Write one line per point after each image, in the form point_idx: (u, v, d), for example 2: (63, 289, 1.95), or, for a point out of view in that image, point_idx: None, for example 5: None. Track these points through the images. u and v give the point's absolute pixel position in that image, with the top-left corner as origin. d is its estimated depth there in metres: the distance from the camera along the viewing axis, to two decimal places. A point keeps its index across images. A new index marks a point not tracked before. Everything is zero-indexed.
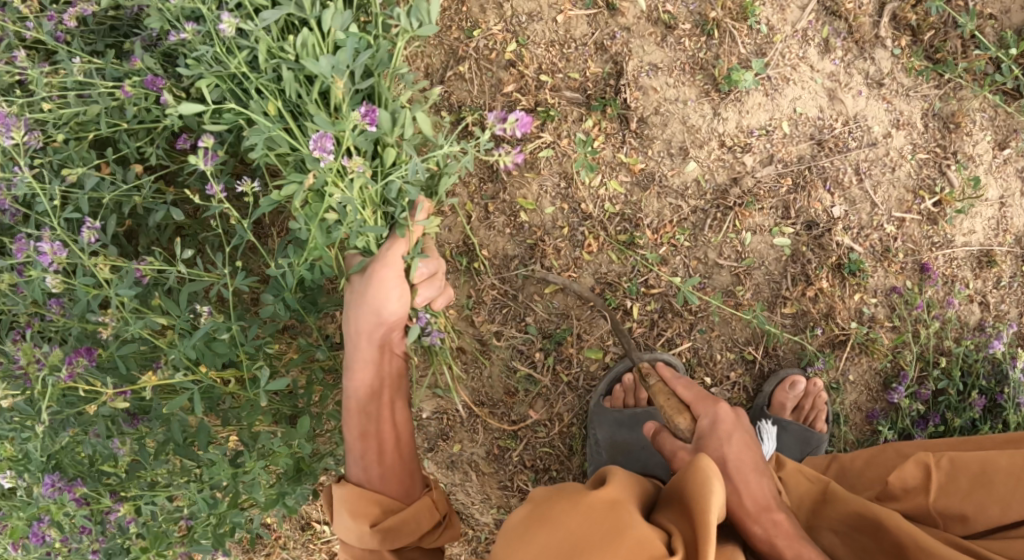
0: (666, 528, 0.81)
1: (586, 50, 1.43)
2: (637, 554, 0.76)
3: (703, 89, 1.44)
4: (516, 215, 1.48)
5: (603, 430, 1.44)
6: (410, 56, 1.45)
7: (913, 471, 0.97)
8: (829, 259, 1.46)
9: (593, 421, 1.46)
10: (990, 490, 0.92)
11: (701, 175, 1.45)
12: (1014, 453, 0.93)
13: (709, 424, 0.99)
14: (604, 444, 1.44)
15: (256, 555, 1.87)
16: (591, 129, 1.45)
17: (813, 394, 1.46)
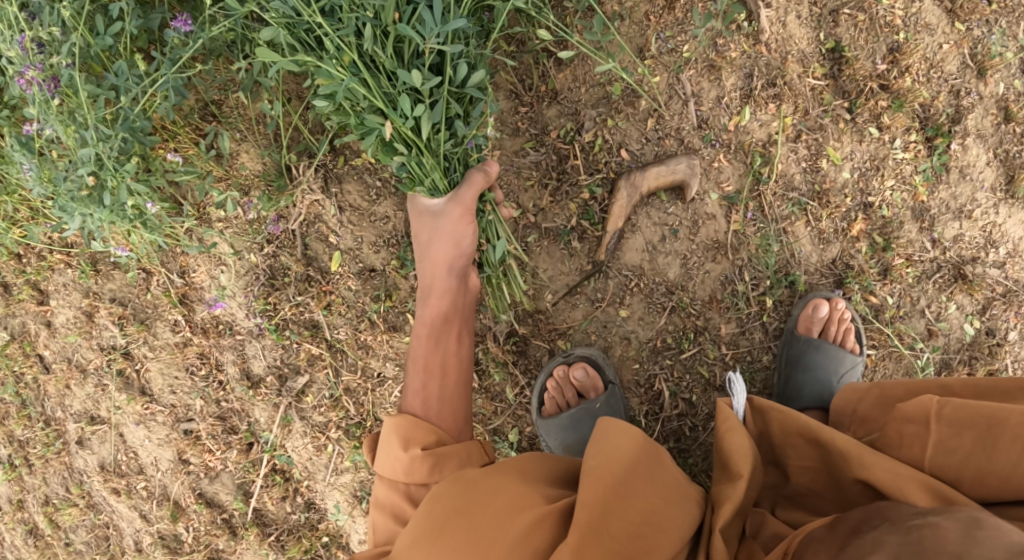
0: (602, 447, 1.08)
1: (943, 85, 1.60)
2: (606, 448, 1.08)
3: (998, 182, 1.60)
4: (818, 158, 1.54)
5: (848, 362, 1.49)
6: None
7: (916, 411, 1.05)
8: (989, 366, 1.59)
9: (837, 353, 1.49)
10: (981, 451, 1.00)
11: (956, 236, 1.59)
12: (943, 401, 1.03)
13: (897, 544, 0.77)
14: (843, 375, 1.49)
15: (279, 297, 1.61)
16: (909, 143, 1.57)
17: (837, 319, 1.49)
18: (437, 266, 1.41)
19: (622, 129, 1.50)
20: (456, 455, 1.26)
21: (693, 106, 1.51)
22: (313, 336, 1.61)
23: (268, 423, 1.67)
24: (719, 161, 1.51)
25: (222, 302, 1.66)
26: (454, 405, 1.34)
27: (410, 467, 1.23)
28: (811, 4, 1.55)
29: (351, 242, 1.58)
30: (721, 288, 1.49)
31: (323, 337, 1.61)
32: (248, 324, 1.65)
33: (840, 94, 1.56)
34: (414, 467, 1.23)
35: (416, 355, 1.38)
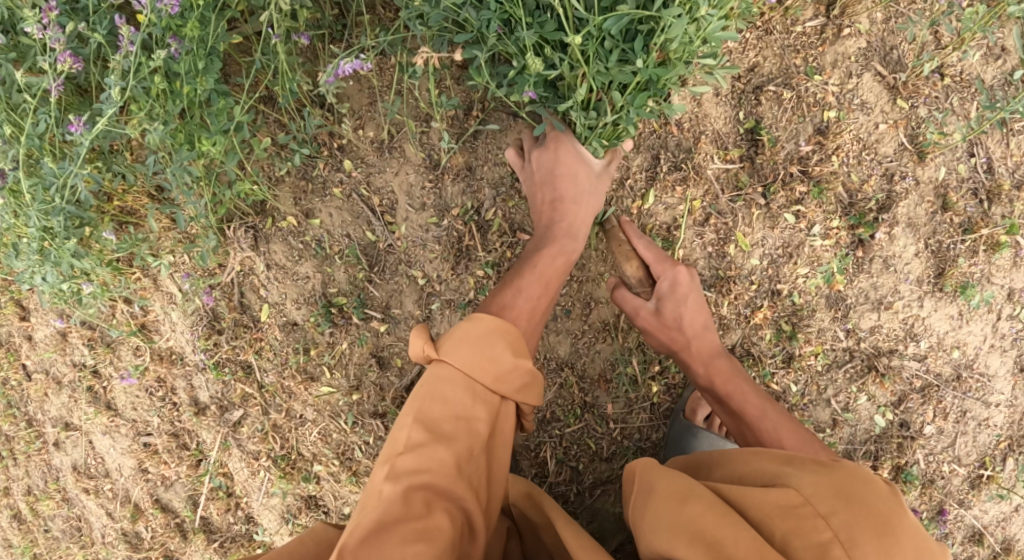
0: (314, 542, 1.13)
1: (876, 167, 1.53)
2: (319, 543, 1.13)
3: (927, 274, 1.55)
4: (725, 243, 1.52)
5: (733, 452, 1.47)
6: (749, 47, 1.52)
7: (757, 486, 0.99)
8: (898, 460, 1.60)
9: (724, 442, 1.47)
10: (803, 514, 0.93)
11: (873, 327, 1.56)
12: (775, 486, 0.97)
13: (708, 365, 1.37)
14: None
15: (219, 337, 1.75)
16: (829, 229, 1.52)
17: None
18: (579, 202, 1.44)
19: (523, 210, 1.55)
20: (458, 456, 1.06)
21: (595, 187, 1.52)
22: (246, 377, 1.75)
23: (212, 444, 1.84)
24: (617, 242, 1.52)
25: (174, 335, 1.82)
26: (455, 478, 1.06)
27: (501, 371, 1.12)
28: (732, 81, 1.52)
29: (277, 297, 1.68)
30: (610, 368, 1.53)
31: (255, 379, 1.74)
32: (195, 358, 1.81)
33: (756, 176, 1.51)
34: (450, 381, 1.10)
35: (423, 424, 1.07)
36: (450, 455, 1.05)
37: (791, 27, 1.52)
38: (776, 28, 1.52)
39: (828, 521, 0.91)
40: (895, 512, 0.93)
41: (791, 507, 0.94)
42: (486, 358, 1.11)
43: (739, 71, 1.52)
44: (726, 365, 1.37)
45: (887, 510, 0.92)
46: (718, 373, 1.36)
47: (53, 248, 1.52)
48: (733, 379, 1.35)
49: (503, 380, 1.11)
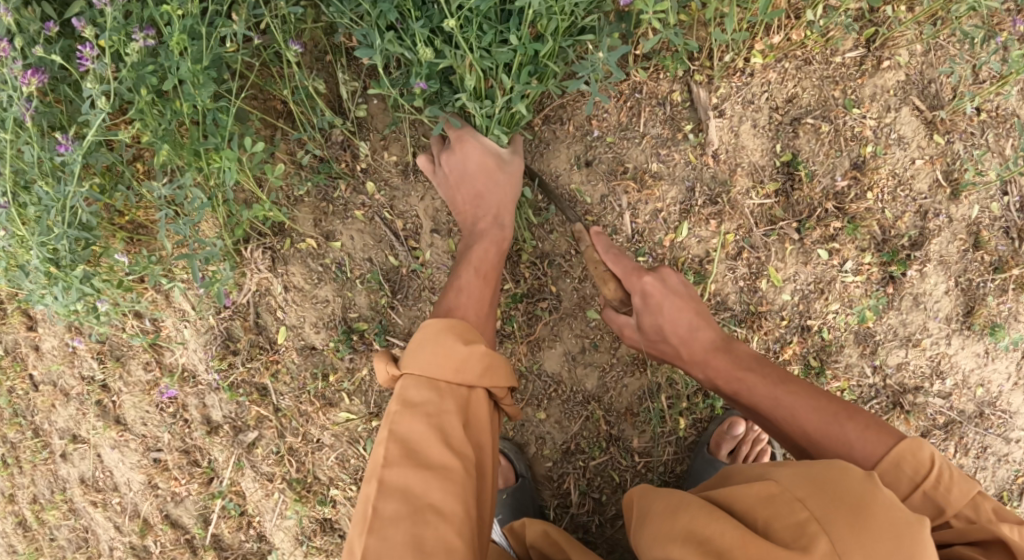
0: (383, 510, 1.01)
1: (911, 203, 1.50)
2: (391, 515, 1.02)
3: (955, 311, 1.54)
4: (757, 278, 1.49)
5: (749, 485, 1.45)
6: (788, 77, 1.47)
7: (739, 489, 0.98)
8: None
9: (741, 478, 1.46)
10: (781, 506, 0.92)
11: (901, 363, 1.55)
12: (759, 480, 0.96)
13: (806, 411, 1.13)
14: None
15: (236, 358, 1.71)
16: (861, 265, 1.50)
17: (751, 440, 1.49)
18: (497, 198, 1.40)
19: (553, 239, 1.50)
20: (437, 414, 1.08)
21: (628, 218, 1.48)
22: (262, 398, 1.71)
23: (225, 463, 1.80)
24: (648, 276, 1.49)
25: (186, 352, 1.76)
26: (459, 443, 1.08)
27: (461, 361, 1.11)
28: (770, 112, 1.47)
29: (296, 320, 1.66)
30: (638, 402, 1.51)
31: (271, 401, 1.71)
32: (209, 378, 1.76)
33: (791, 211, 1.48)
34: (429, 347, 1.12)
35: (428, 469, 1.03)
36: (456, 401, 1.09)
37: (831, 58, 1.47)
38: (816, 58, 1.47)
39: (803, 503, 0.90)
40: (870, 488, 0.89)
41: (767, 497, 0.93)
42: (443, 354, 1.11)
43: (777, 102, 1.47)
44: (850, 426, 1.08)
45: (861, 489, 0.89)
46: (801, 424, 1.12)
47: (60, 274, 1.47)
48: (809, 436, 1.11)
49: (459, 360, 1.10)
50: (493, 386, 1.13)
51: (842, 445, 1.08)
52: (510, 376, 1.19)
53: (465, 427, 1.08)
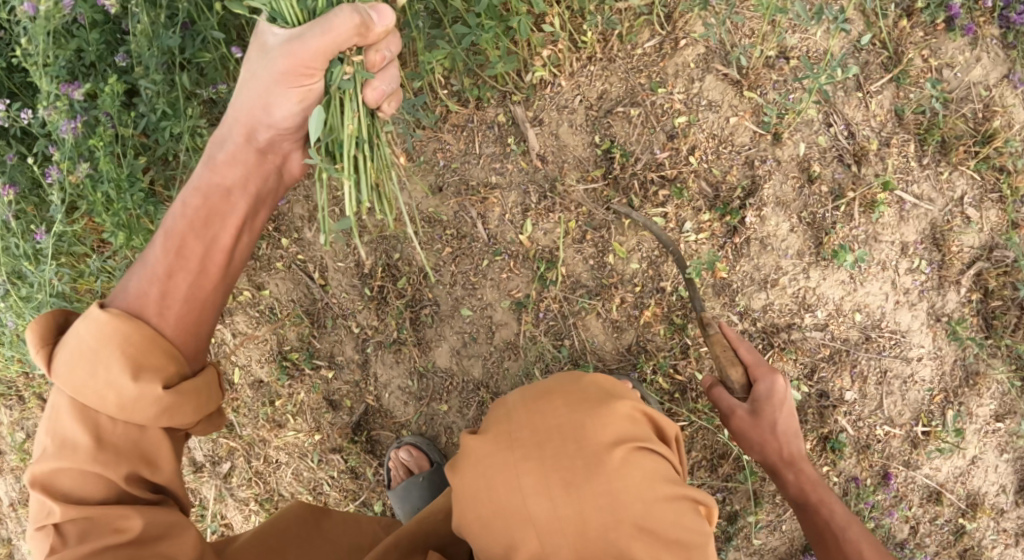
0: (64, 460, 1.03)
1: (736, 158, 1.63)
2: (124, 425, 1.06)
3: (806, 246, 1.62)
4: (604, 253, 1.65)
5: None
6: (595, 74, 1.66)
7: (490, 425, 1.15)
8: (822, 429, 1.66)
9: None
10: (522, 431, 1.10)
11: (765, 306, 1.63)
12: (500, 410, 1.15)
13: (764, 394, 1.43)
14: None
15: None
16: (701, 223, 1.63)
17: None
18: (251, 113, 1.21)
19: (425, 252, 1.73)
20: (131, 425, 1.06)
21: (482, 225, 1.70)
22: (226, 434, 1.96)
23: (204, 501, 2.01)
24: (506, 270, 1.69)
25: None
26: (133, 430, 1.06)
27: (124, 402, 1.04)
28: (585, 109, 1.66)
29: (245, 360, 1.91)
30: (520, 382, 1.70)
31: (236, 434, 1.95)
32: None
33: (621, 190, 1.64)
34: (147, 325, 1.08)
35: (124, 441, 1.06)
36: (151, 358, 1.07)
37: (629, 49, 1.65)
38: (616, 51, 1.65)
39: (525, 411, 1.13)
40: (575, 384, 1.17)
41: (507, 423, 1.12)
42: (105, 373, 1.03)
43: (590, 99, 1.66)
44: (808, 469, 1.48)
45: (570, 385, 1.16)
46: (803, 479, 1.47)
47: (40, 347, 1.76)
48: (780, 469, 1.48)
49: (153, 337, 1.07)
50: (173, 428, 1.08)
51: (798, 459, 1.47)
52: (207, 403, 1.14)
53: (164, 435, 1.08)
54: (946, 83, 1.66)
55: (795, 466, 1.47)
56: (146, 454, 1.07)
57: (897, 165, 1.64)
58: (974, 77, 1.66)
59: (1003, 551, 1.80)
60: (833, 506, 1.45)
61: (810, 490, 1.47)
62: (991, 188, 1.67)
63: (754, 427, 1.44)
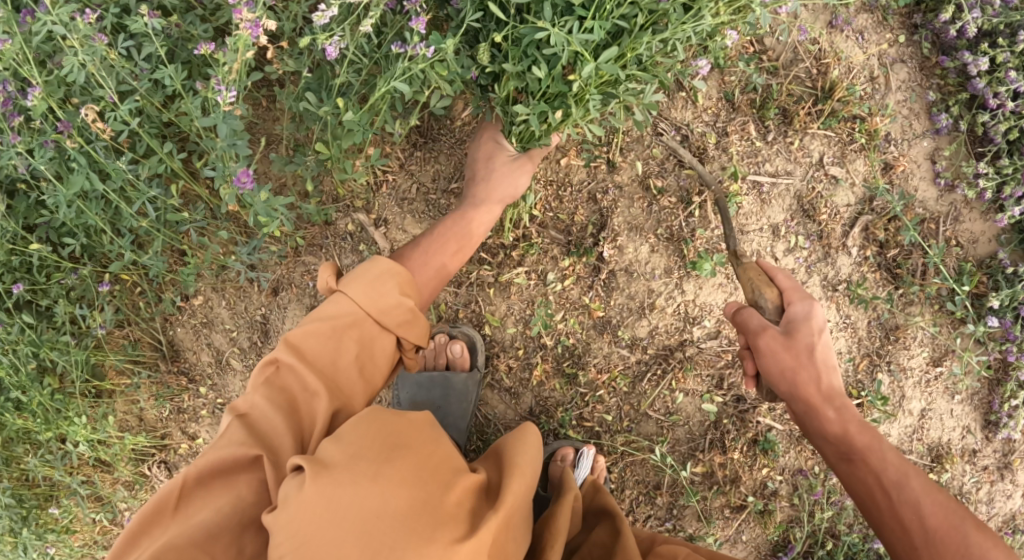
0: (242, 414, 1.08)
1: (578, 196, 1.59)
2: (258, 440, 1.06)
3: (672, 262, 1.57)
4: (481, 325, 1.63)
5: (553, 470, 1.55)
6: (421, 158, 1.67)
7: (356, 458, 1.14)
8: (747, 433, 1.60)
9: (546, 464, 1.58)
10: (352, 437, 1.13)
11: (651, 332, 1.59)
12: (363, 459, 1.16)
13: (801, 314, 1.24)
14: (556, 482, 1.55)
15: None
16: (563, 270, 1.60)
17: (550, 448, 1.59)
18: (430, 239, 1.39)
19: None
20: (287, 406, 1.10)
21: None
22: None
23: None
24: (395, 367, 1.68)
25: None
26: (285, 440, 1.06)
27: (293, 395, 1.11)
28: (423, 194, 1.67)
29: None
30: None
31: None
32: None
33: (477, 262, 1.62)
34: (315, 337, 1.14)
35: (261, 438, 1.06)
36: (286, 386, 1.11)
37: (449, 124, 1.66)
38: (435, 130, 1.66)
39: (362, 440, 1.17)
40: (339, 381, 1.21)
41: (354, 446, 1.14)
42: (300, 388, 1.11)
43: (425, 185, 1.67)
44: (858, 424, 1.20)
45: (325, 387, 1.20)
46: (852, 419, 1.21)
47: None
48: (816, 406, 1.22)
49: (410, 476, 0.98)
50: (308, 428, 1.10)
51: (849, 436, 1.20)
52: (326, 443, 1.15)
53: (286, 416, 1.09)
54: (771, 52, 1.58)
55: (840, 403, 1.22)
56: (299, 405, 1.10)
57: (744, 151, 1.58)
58: (797, 35, 1.58)
59: (990, 491, 1.67)
60: (883, 452, 1.18)
61: (854, 431, 1.20)
62: (848, 141, 1.58)
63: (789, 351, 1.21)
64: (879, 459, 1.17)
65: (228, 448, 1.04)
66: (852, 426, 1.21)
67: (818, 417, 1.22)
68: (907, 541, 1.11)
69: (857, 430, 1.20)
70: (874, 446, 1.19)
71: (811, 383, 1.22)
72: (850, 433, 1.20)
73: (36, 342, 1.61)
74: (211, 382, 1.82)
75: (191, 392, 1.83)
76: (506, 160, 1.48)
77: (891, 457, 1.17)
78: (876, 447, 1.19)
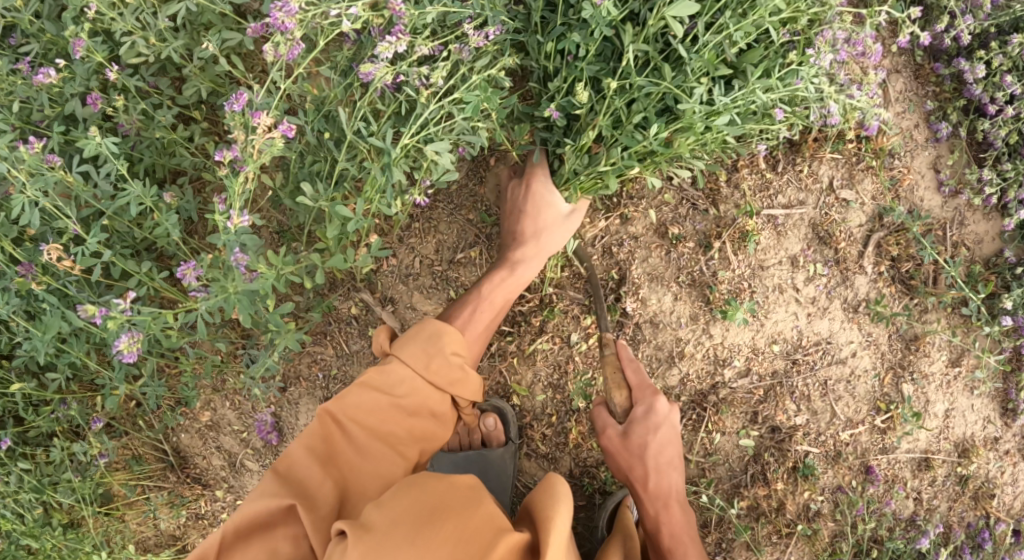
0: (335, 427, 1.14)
1: (593, 251, 1.55)
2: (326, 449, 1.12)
3: (697, 307, 1.54)
4: (508, 396, 1.58)
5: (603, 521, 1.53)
6: (421, 231, 1.61)
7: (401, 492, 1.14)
8: (787, 462, 1.60)
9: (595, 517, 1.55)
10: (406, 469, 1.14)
11: (683, 379, 1.56)
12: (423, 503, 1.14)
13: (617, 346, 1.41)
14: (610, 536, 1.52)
15: None
16: (585, 330, 1.55)
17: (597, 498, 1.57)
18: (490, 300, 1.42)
19: None
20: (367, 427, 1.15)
21: None
22: None
23: None
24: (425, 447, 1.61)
25: None
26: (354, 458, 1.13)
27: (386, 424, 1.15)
28: (428, 267, 1.62)
29: None
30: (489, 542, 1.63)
31: None
32: None
33: (496, 333, 1.56)
34: (359, 408, 1.15)
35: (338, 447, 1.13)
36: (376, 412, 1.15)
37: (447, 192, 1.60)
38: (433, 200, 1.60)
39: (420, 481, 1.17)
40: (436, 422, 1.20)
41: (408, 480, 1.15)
42: (393, 413, 1.15)
43: (429, 257, 1.61)
44: (678, 478, 1.37)
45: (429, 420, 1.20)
46: (663, 456, 1.34)
47: None
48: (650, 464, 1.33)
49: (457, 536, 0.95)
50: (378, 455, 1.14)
51: (667, 470, 1.35)
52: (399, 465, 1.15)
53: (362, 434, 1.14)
54: (769, 78, 1.55)
55: (667, 473, 1.35)
56: (386, 432, 1.15)
57: (754, 185, 1.56)
58: (793, 59, 1.56)
59: (1014, 472, 1.65)
60: (669, 500, 1.34)
61: (672, 483, 1.35)
62: (855, 161, 1.57)
63: (623, 451, 1.33)
64: (680, 520, 1.34)
65: (259, 502, 1.05)
66: (673, 504, 1.34)
67: (659, 478, 1.35)
68: (654, 524, 1.33)
69: (675, 509, 1.34)
70: (677, 525, 1.33)
71: (653, 455, 1.33)
72: (671, 510, 1.34)
73: (35, 486, 1.53)
74: (229, 482, 1.74)
75: (208, 495, 1.75)
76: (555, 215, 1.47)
77: (675, 513, 1.34)
78: (676, 506, 1.34)
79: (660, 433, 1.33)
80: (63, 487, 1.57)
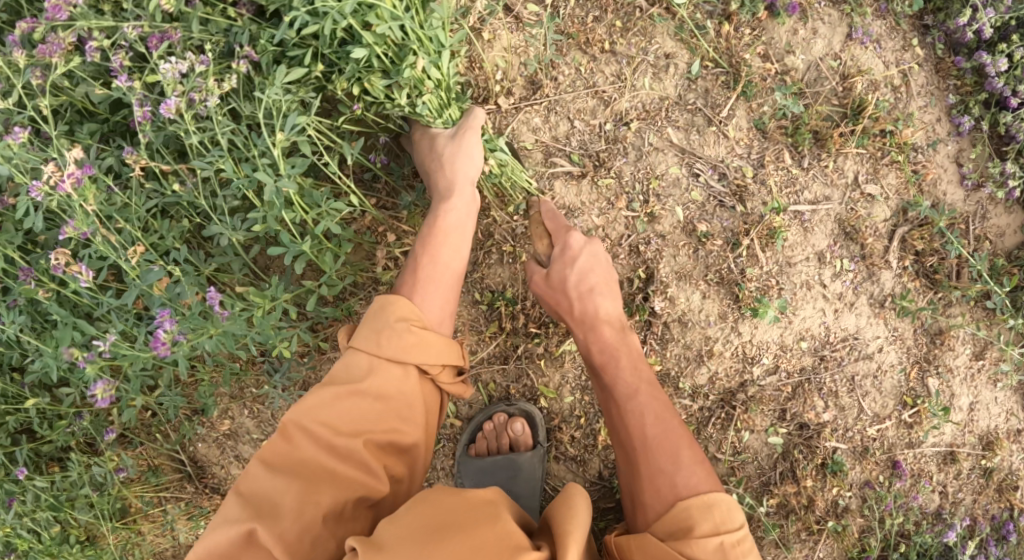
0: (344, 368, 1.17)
1: (620, 250, 1.53)
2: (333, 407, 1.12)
3: (726, 305, 1.53)
4: (536, 398, 1.55)
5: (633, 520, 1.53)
6: None
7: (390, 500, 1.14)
8: (816, 458, 1.59)
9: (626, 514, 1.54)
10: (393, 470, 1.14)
11: (712, 377, 1.55)
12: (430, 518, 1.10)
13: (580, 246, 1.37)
14: None
15: None
16: None
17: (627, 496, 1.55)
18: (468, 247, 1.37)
19: None
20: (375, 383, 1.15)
21: None
22: None
23: None
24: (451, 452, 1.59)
25: None
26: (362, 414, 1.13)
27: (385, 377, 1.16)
28: None
29: None
30: None
31: None
32: None
33: (523, 335, 1.54)
34: (323, 408, 1.12)
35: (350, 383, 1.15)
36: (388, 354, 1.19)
37: None
38: None
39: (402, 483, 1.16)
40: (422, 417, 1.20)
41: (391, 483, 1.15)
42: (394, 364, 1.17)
43: None
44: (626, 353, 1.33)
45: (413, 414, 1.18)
46: (597, 341, 1.34)
47: None
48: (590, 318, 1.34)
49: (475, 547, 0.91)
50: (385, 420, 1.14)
51: (631, 394, 1.27)
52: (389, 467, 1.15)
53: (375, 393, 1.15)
54: (794, 72, 1.54)
55: (592, 324, 1.34)
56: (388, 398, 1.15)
57: (781, 180, 1.54)
58: (818, 53, 1.55)
59: None
60: (618, 369, 1.30)
61: (642, 389, 1.27)
62: (880, 156, 1.56)
63: (548, 291, 1.37)
64: (642, 414, 1.24)
65: (224, 528, 1.04)
66: (642, 388, 1.27)
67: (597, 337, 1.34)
68: (637, 446, 1.21)
69: (646, 394, 1.26)
70: (664, 441, 1.19)
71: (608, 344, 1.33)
72: (646, 427, 1.22)
73: (52, 502, 1.52)
74: None
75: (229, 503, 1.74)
76: (445, 141, 1.37)
77: (642, 393, 1.26)
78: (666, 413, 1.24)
79: (590, 279, 1.36)
80: (80, 503, 1.56)
